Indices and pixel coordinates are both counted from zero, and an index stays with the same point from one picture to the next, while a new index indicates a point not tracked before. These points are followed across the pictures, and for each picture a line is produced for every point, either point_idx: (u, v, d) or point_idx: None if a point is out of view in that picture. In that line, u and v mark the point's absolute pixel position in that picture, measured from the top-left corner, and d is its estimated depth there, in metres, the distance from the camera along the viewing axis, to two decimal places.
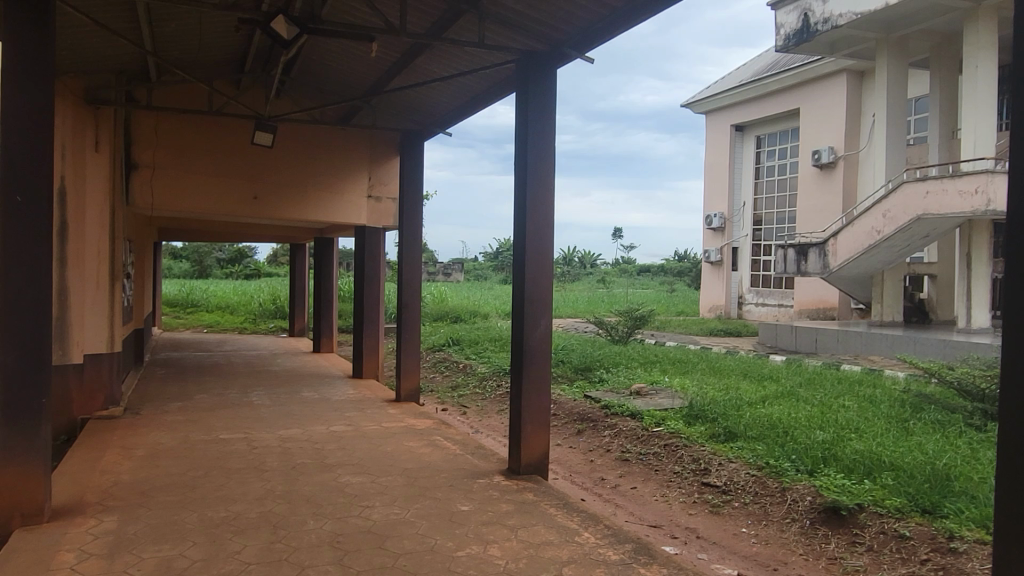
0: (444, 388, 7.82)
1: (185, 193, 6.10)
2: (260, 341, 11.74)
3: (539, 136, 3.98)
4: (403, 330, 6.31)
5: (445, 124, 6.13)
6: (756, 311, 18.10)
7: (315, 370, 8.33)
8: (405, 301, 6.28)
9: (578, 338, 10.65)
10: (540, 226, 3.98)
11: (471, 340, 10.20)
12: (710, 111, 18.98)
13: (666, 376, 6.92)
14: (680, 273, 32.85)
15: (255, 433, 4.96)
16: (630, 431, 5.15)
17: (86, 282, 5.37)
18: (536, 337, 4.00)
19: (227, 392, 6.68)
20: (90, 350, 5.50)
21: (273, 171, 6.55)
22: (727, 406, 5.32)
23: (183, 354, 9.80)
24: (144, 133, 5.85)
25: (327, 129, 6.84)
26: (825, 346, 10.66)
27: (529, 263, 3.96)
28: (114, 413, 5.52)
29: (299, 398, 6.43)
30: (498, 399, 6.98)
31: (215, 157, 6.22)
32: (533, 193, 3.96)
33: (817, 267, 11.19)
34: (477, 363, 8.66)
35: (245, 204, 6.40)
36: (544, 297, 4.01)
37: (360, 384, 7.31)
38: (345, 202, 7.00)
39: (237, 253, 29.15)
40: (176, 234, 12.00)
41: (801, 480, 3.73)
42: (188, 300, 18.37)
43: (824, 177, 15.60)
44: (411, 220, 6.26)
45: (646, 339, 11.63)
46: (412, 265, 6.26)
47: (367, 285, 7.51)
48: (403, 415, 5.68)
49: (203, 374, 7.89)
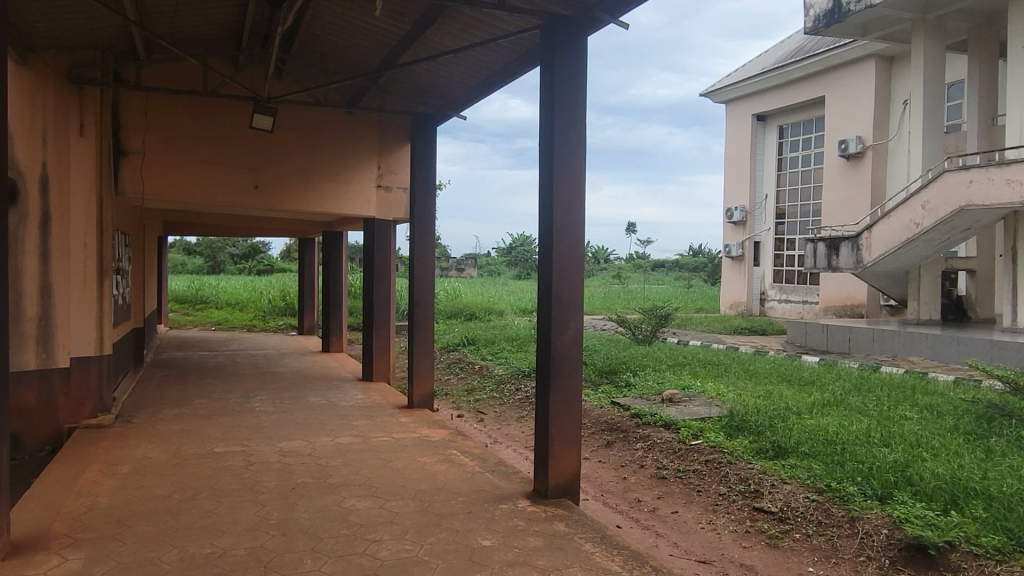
0: (458, 392, 7.37)
1: (181, 183, 5.66)
2: (268, 340, 11.32)
3: (568, 113, 3.49)
4: (414, 329, 5.85)
5: (462, 107, 5.67)
6: (779, 308, 17.55)
7: (322, 372, 7.90)
8: (417, 298, 5.83)
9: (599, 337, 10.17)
10: (569, 216, 3.50)
11: (486, 339, 9.74)
12: (731, 100, 18.39)
13: (697, 380, 6.43)
14: (696, 269, 32.25)
15: (252, 446, 4.51)
16: (664, 445, 4.67)
17: (70, 278, 5.03)
18: (565, 341, 3.52)
19: (228, 397, 6.25)
20: (78, 353, 5.09)
21: (274, 159, 6.12)
22: (772, 416, 4.84)
23: (187, 354, 9.40)
24: (134, 117, 5.42)
25: (333, 114, 6.40)
26: (859, 346, 10.12)
27: (557, 259, 3.48)
28: (104, 421, 5.10)
29: (305, 404, 5.99)
30: (517, 405, 6.52)
31: (211, 144, 5.79)
32: (561, 179, 3.48)
33: (849, 262, 10.63)
34: (494, 364, 8.21)
35: (246, 195, 5.98)
36: (574, 295, 3.53)
37: (370, 388, 6.87)
38: (353, 194, 6.57)
39: (250, 249, 28.80)
40: (182, 227, 11.64)
41: (873, 509, 3.24)
42: (198, 296, 18.01)
43: (851, 168, 15.00)
44: (423, 208, 5.80)
45: (669, 338, 11.13)
46: (424, 257, 5.82)
47: (378, 282, 7.06)
48: (414, 424, 5.23)
49: (206, 376, 7.47)
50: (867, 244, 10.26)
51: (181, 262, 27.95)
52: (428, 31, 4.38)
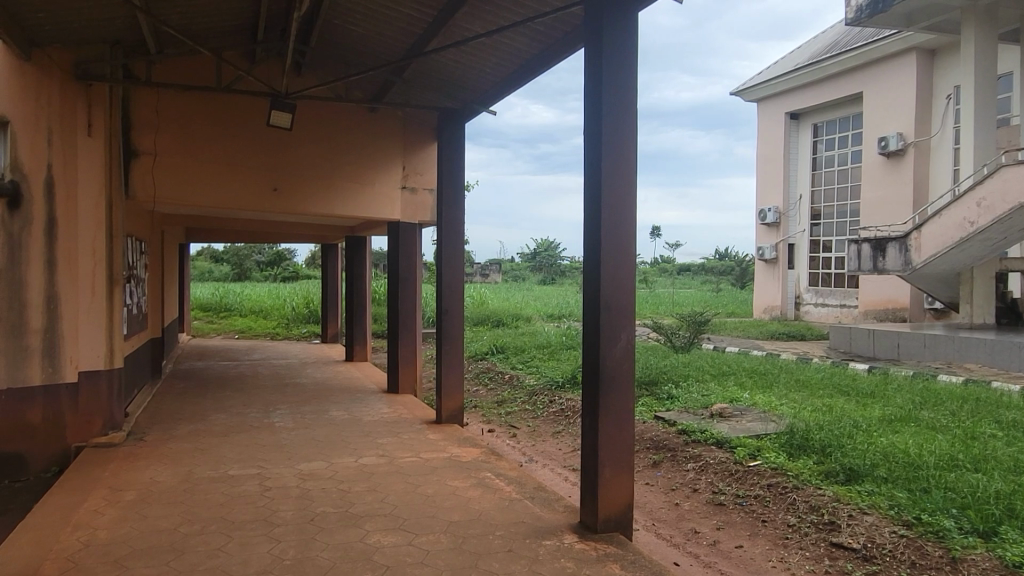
0: (489, 404, 7.00)
1: (195, 185, 5.34)
2: (291, 348, 11.03)
3: (617, 98, 3.10)
4: (443, 339, 5.49)
5: (492, 102, 5.33)
6: (815, 312, 16.97)
7: (346, 383, 7.56)
8: (446, 305, 5.47)
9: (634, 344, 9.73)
10: (620, 215, 3.11)
11: (516, 347, 9.36)
12: (762, 98, 17.86)
13: (744, 392, 5.99)
14: (724, 273, 31.63)
15: (269, 468, 4.16)
16: (719, 466, 4.24)
17: (78, 287, 4.73)
18: (616, 353, 3.12)
19: (247, 412, 5.92)
20: (87, 367, 4.79)
21: (294, 159, 5.79)
22: (836, 433, 4.40)
23: (208, 364, 9.13)
24: (146, 116, 5.11)
25: (356, 111, 6.09)
26: (908, 352, 9.56)
27: (606, 262, 3.09)
28: (114, 439, 4.78)
29: (327, 419, 5.64)
30: (552, 418, 6.12)
31: (228, 144, 5.46)
32: (609, 171, 3.09)
33: (896, 263, 10.08)
34: (524, 374, 7.83)
35: (265, 198, 5.66)
36: (625, 300, 3.13)
37: (395, 400, 6.52)
38: (378, 196, 6.27)
39: (276, 255, 28.65)
40: (204, 233, 11.43)
41: (977, 550, 2.82)
42: (222, 303, 17.83)
43: (892, 166, 14.42)
44: (450, 207, 5.46)
45: (705, 344, 10.68)
46: (452, 258, 5.47)
47: (402, 287, 6.72)
48: (444, 442, 4.85)
49: (225, 389, 7.15)
50: (916, 245, 9.69)
51: (207, 270, 27.88)
52: (458, 15, 4.02)
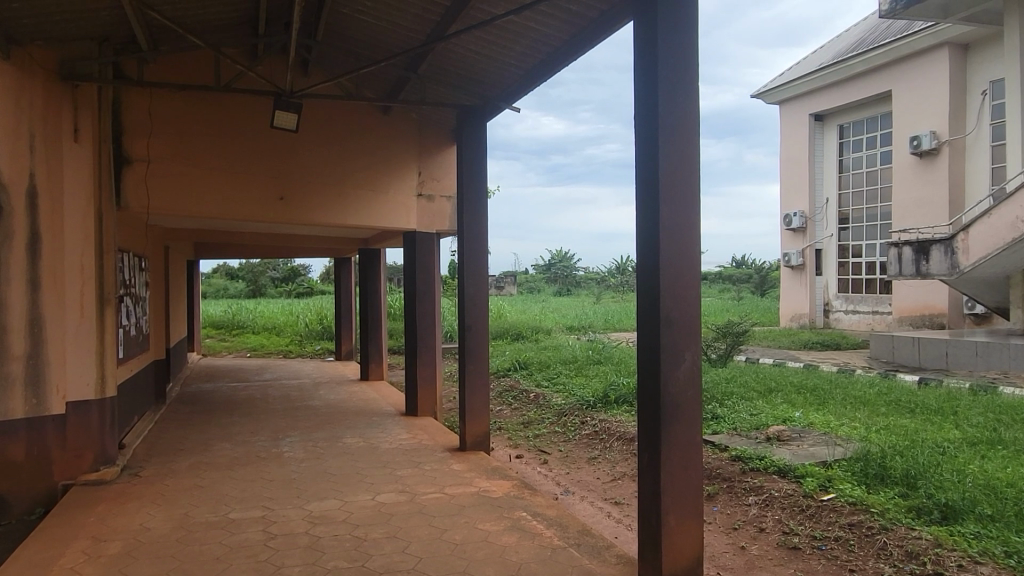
0: (514, 426, 6.49)
1: (194, 195, 4.89)
2: (304, 367, 10.58)
3: (675, 76, 2.63)
4: (466, 358, 4.99)
5: (516, 97, 4.87)
6: (846, 319, 16.34)
7: (361, 405, 7.09)
8: (468, 319, 4.99)
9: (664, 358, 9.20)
10: (682, 214, 2.63)
11: (540, 362, 8.86)
12: (784, 100, 17.35)
13: (797, 411, 5.46)
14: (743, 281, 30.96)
15: (276, 510, 3.68)
16: (787, 500, 3.71)
17: (66, 309, 4.27)
18: (680, 377, 2.62)
19: (254, 440, 5.45)
20: (75, 397, 4.33)
21: (302, 165, 5.36)
22: (916, 459, 3.88)
23: (217, 385, 8.68)
24: (139, 119, 4.66)
25: (368, 113, 5.68)
26: (958, 362, 8.95)
27: (665, 271, 2.60)
28: (106, 476, 4.33)
29: (341, 447, 5.15)
30: (586, 443, 5.61)
31: (230, 149, 5.02)
32: (666, 164, 2.61)
33: (941, 267, 9.51)
34: (551, 393, 7.34)
35: (271, 208, 5.22)
36: (689, 314, 2.64)
37: (415, 425, 6.03)
38: (393, 204, 5.84)
39: (291, 271, 28.31)
40: (212, 249, 11.04)
41: None
42: (234, 321, 17.47)
43: (924, 166, 13.84)
44: (471, 210, 4.99)
45: (737, 356, 10.13)
46: (474, 267, 5.00)
47: (420, 302, 6.27)
48: (470, 474, 4.34)
49: (232, 414, 6.70)
50: (963, 247, 9.12)
51: (222, 287, 27.61)
52: None
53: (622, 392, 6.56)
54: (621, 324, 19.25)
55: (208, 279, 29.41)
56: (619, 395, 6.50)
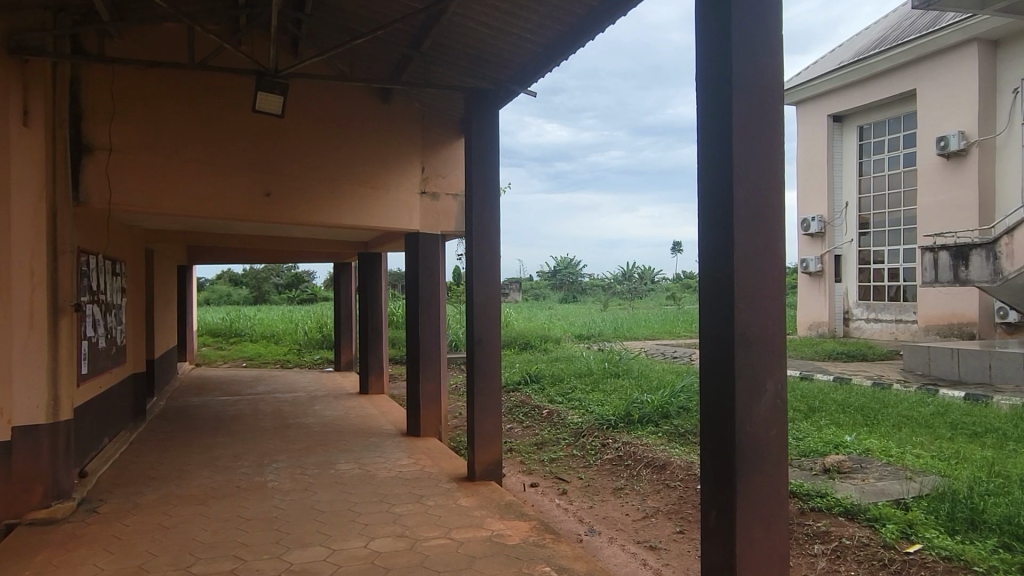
0: (527, 448, 5.86)
1: (166, 189, 4.28)
2: (300, 379, 9.98)
3: (754, 21, 2.02)
4: (474, 374, 4.38)
5: (532, 78, 4.29)
6: (867, 328, 15.68)
7: (359, 423, 6.48)
8: (478, 331, 4.38)
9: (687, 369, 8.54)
10: (763, 203, 2.02)
11: (553, 375, 8.23)
12: (801, 101, 16.77)
13: (848, 434, 4.85)
14: None
15: (249, 562, 3.06)
16: (865, 552, 3.08)
17: (10, 319, 3.65)
18: (760, 411, 2.01)
19: (236, 467, 4.84)
20: (23, 421, 3.72)
21: (291, 157, 4.80)
22: (1015, 501, 3.26)
23: (206, 399, 8.08)
24: (101, 102, 4.04)
25: (363, 102, 5.16)
26: (1003, 375, 8.30)
27: (741, 277, 2.00)
28: (57, 513, 3.72)
29: (334, 476, 4.54)
30: (609, 470, 4.99)
31: (210, 137, 4.43)
32: (742, 134, 2.00)
33: (982, 273, 8.87)
34: (566, 410, 6.72)
35: (255, 205, 4.63)
36: (770, 328, 2.03)
37: (417, 447, 5.42)
38: (392, 202, 5.33)
39: (294, 278, 27.73)
40: (206, 253, 10.48)
41: None
42: (233, 329, 16.91)
43: (952, 168, 13.21)
44: (481, 207, 4.40)
45: None
46: (484, 272, 4.39)
47: (424, 310, 5.66)
48: (480, 513, 3.71)
49: (216, 434, 6.09)
50: (1007, 252, 8.48)
51: (227, 294, 27.09)
52: None
53: (647, 410, 5.93)
54: (632, 332, 18.63)
55: (211, 285, 28.89)
56: (644, 414, 5.87)
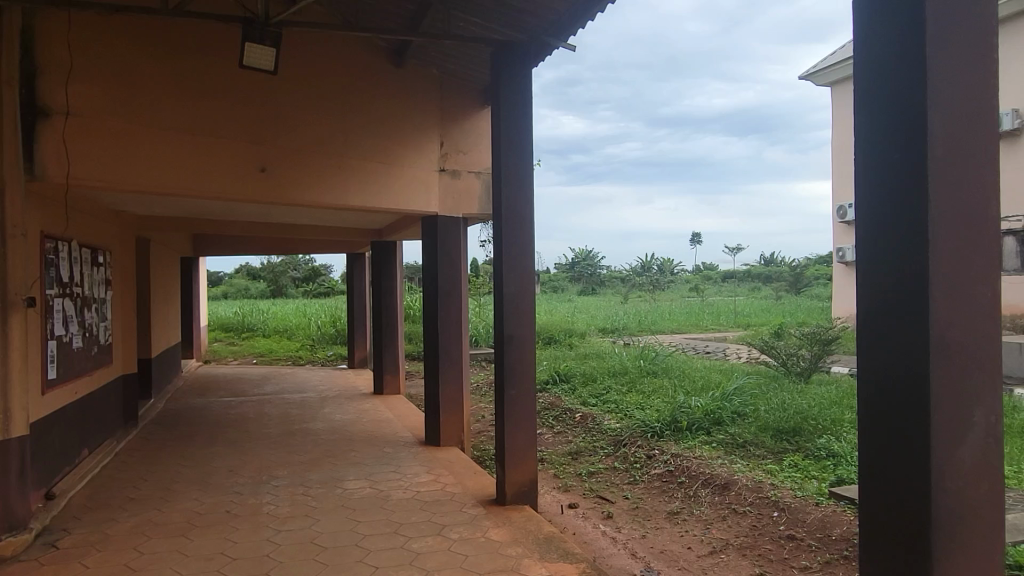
0: (560, 459, 5.17)
1: (144, 163, 3.63)
2: (311, 377, 9.36)
3: None
4: (505, 380, 3.69)
5: (572, 28, 3.60)
6: None
7: (372, 429, 5.83)
8: (508, 328, 3.69)
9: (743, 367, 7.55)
10: (968, 137, 1.32)
11: (584, 374, 7.52)
12: (837, 82, 15.92)
13: None
14: (770, 279, 29.60)
15: None
16: None
17: None
18: (967, 456, 1.31)
19: (231, 485, 4.20)
20: None
21: (290, 126, 4.15)
22: None
23: (208, 400, 7.47)
24: (58, 57, 3.36)
25: (370, 65, 4.54)
26: None
27: (939, 252, 1.30)
28: (8, 550, 3.08)
29: (340, 498, 3.89)
30: (659, 488, 4.30)
31: (193, 102, 3.78)
32: (939, 37, 1.30)
33: None
34: (603, 415, 6.02)
35: (249, 182, 3.99)
36: (979, 330, 1.32)
37: (438, 461, 4.76)
38: (407, 180, 4.70)
39: (311, 272, 27.22)
40: (212, 242, 9.89)
41: None
42: (245, 324, 16.37)
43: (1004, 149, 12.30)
44: (510, 179, 3.71)
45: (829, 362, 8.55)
46: (517, 259, 3.71)
47: (443, 304, 5.02)
48: (515, 552, 3.03)
49: (213, 442, 5.46)
50: None
51: (243, 288, 26.63)
52: None
53: (696, 416, 5.22)
54: (658, 325, 17.87)
55: (230, 279, 28.46)
56: (693, 421, 5.16)
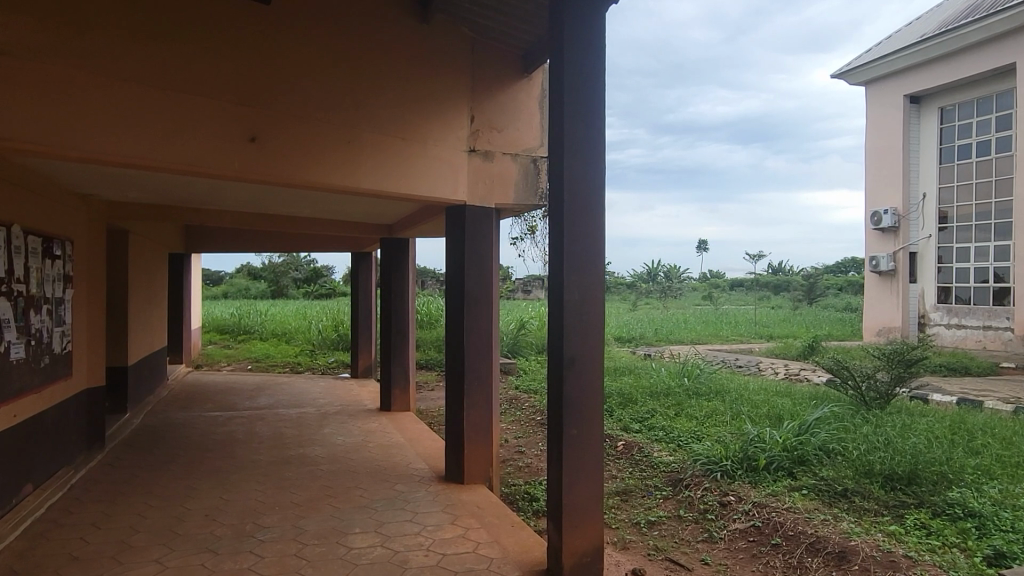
0: (608, 501, 4.28)
1: (94, 120, 2.73)
2: (310, 387, 8.45)
3: None
4: (565, 413, 2.80)
5: None
6: (948, 335, 13.76)
7: (381, 457, 4.94)
8: (569, 346, 2.81)
9: (803, 388, 6.67)
10: None
11: (622, 392, 6.62)
12: (873, 80, 15.02)
13: None
14: (781, 288, 28.66)
15: None
16: None
17: None
18: None
19: (205, 538, 3.31)
20: None
21: (287, 84, 3.27)
22: None
23: (193, 415, 6.57)
24: None
25: (387, 16, 3.67)
26: None
27: None
28: None
29: (344, 564, 2.99)
30: (748, 551, 3.39)
31: (164, 47, 2.90)
32: None
33: None
34: (652, 444, 5.12)
35: (235, 152, 3.09)
36: None
37: (464, 504, 3.87)
38: (430, 159, 3.81)
39: (315, 272, 26.30)
40: (207, 238, 9.05)
41: None
42: (243, 326, 15.50)
43: None
44: (576, 153, 2.82)
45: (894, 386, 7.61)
46: (582, 257, 2.82)
47: (471, 311, 4.14)
48: None
49: (191, 471, 4.57)
50: None
51: (244, 288, 25.72)
52: None
53: (774, 451, 4.31)
54: (676, 334, 16.95)
55: (231, 278, 27.61)
56: (771, 459, 4.25)
